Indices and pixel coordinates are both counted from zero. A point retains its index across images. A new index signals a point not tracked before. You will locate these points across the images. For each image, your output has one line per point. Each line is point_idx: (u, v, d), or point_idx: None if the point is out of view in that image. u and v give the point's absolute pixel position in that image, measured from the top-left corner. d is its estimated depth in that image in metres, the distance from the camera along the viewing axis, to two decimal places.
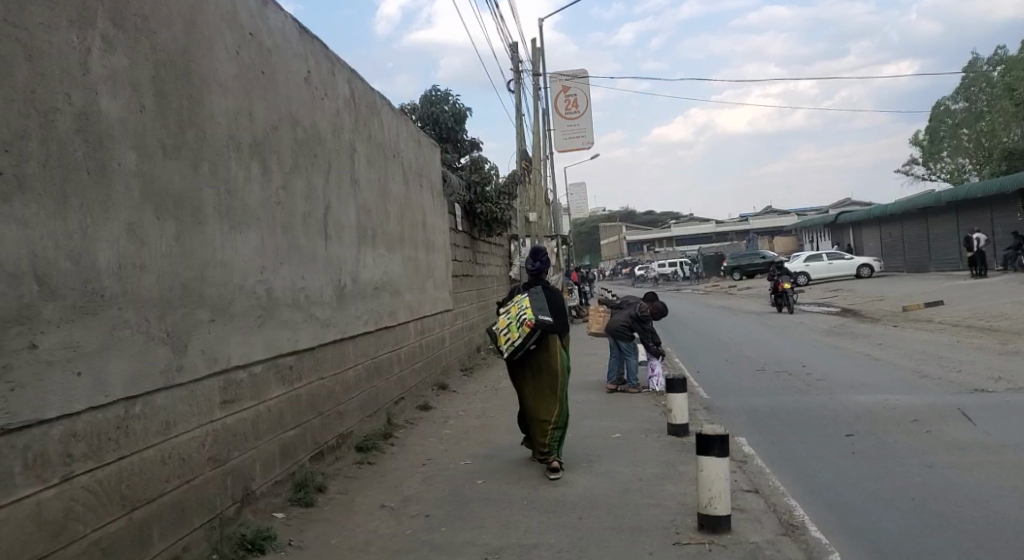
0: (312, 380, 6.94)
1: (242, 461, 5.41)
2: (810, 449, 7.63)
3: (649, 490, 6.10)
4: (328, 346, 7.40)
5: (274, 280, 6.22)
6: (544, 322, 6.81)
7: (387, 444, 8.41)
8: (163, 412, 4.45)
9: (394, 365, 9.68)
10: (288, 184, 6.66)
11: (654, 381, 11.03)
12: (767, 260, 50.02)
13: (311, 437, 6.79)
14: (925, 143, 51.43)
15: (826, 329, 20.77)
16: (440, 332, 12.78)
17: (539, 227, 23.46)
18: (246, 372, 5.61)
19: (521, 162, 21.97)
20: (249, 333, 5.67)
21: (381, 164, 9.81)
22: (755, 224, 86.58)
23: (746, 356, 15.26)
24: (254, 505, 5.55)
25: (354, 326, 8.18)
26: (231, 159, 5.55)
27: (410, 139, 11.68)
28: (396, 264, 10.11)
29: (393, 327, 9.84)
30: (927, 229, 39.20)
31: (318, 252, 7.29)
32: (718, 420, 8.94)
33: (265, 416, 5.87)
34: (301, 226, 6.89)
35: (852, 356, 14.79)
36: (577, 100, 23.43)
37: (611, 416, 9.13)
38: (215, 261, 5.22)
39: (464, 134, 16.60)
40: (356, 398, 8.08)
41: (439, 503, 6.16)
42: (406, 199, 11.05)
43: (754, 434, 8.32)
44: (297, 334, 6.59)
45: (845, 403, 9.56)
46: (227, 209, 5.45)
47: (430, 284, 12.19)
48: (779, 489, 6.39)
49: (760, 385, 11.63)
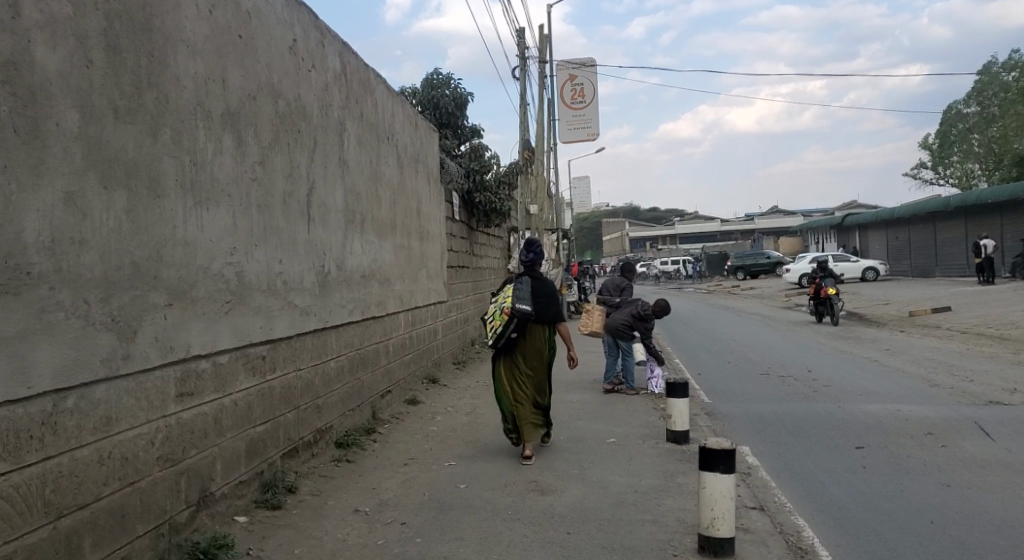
0: (288, 372, 6.45)
1: (200, 460, 4.95)
2: (819, 461, 7.14)
3: (645, 504, 5.61)
4: (308, 336, 6.91)
5: (247, 263, 5.72)
6: (522, 310, 6.80)
7: (369, 440, 7.92)
8: (104, 407, 3.99)
9: (381, 357, 9.19)
10: (267, 160, 6.18)
11: (654, 384, 10.50)
12: (771, 260, 49.47)
13: (285, 433, 6.30)
14: (934, 147, 50.78)
15: (832, 333, 20.26)
16: (433, 324, 12.29)
17: (540, 219, 22.93)
18: (210, 361, 5.13)
19: (524, 151, 21.45)
20: (215, 320, 5.18)
21: (374, 146, 9.31)
22: (760, 224, 85.92)
23: (749, 359, 14.77)
24: (213, 509, 5.09)
25: (337, 314, 7.68)
26: (200, 128, 5.08)
27: (407, 121, 11.18)
28: (386, 251, 9.62)
29: (381, 317, 9.35)
30: (935, 234, 38.63)
31: (299, 236, 6.79)
32: (720, 427, 8.45)
33: (231, 410, 5.39)
34: (281, 206, 6.41)
35: (859, 362, 14.29)
36: (583, 89, 22.89)
37: (608, 419, 8.64)
38: (177, 239, 4.76)
39: (465, 120, 16.07)
40: (337, 391, 7.59)
41: (417, 510, 5.68)
42: (400, 184, 10.55)
43: (759, 443, 7.83)
44: (271, 322, 6.11)
45: (854, 411, 9.07)
46: (193, 183, 4.99)
47: (423, 274, 11.70)
48: (785, 506, 5.91)
49: (764, 390, 11.14)
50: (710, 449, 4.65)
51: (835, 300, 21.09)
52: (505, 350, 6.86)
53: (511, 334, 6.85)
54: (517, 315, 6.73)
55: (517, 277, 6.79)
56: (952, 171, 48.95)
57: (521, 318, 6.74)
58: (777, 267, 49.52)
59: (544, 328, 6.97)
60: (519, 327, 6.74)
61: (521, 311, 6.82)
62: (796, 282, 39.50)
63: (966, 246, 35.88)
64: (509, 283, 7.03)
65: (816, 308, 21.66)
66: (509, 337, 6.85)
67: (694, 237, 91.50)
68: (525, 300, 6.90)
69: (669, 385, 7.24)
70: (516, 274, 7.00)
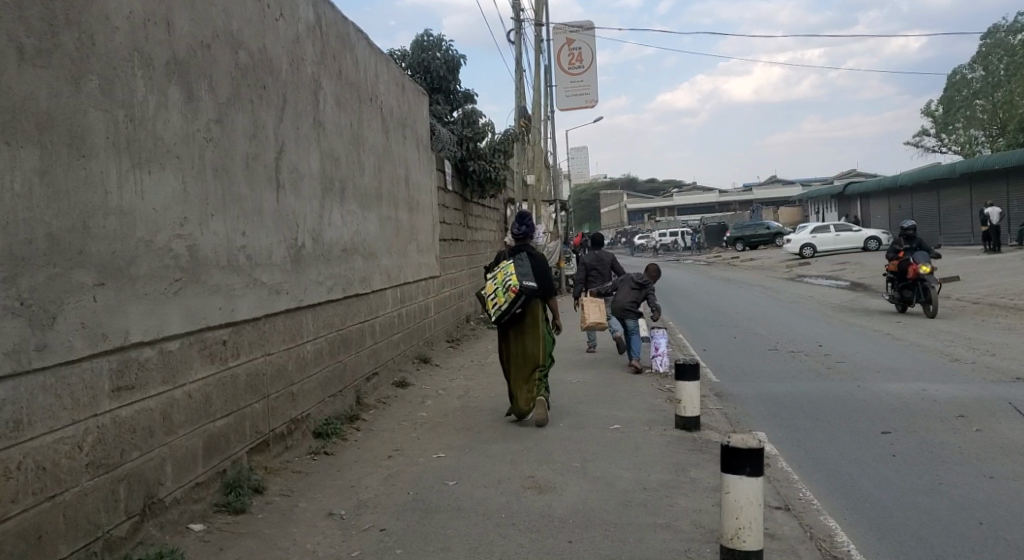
0: (255, 357, 5.78)
1: (146, 463, 4.30)
2: (842, 449, 6.51)
3: (655, 505, 4.98)
4: (279, 316, 6.23)
5: (201, 236, 5.02)
6: (528, 288, 6.99)
7: (351, 429, 7.26)
8: (11, 409, 3.33)
9: (365, 337, 8.51)
10: (227, 118, 5.47)
11: (658, 362, 9.83)
12: (772, 231, 48.80)
13: (251, 426, 5.63)
14: (938, 114, 49.79)
15: (839, 305, 19.58)
16: (424, 301, 11.61)
17: (537, 190, 22.17)
18: (156, 349, 4.46)
19: (520, 118, 20.63)
20: (160, 303, 4.50)
21: (355, 107, 8.56)
22: (758, 194, 85.01)
23: (756, 334, 14.16)
24: (163, 518, 4.44)
25: (313, 292, 6.99)
26: (138, 78, 4.35)
27: (392, 83, 10.40)
28: (369, 223, 8.91)
29: (366, 295, 8.65)
30: (940, 202, 37.87)
31: (266, 205, 6.08)
32: (732, 410, 7.83)
33: (183, 404, 4.72)
34: (243, 172, 5.70)
35: (872, 336, 13.64)
36: (581, 54, 22.03)
37: (611, 403, 7.99)
38: (109, 207, 4.05)
39: (458, 85, 15.28)
40: (315, 376, 6.93)
41: (399, 513, 5.05)
42: (385, 149, 9.80)
43: (776, 428, 7.21)
44: (233, 302, 5.41)
45: (876, 391, 8.44)
46: (132, 141, 4.28)
47: (412, 247, 10.99)
48: (812, 504, 5.29)
49: (775, 367, 10.52)
50: (741, 453, 3.99)
51: (930, 283, 15.31)
52: (510, 326, 7.07)
53: (515, 310, 7.05)
54: (526, 293, 6.91)
55: (521, 255, 6.98)
56: (956, 138, 48.00)
57: (528, 295, 6.93)
58: (778, 238, 48.80)
59: (544, 302, 7.22)
60: (526, 304, 6.93)
61: (526, 288, 7.03)
62: (797, 253, 38.82)
63: (971, 214, 35.18)
64: (508, 261, 7.22)
65: (900, 292, 15.90)
66: (515, 314, 7.05)
67: (693, 207, 90.64)
68: (526, 277, 7.10)
69: (679, 366, 6.61)
70: (516, 251, 7.18)
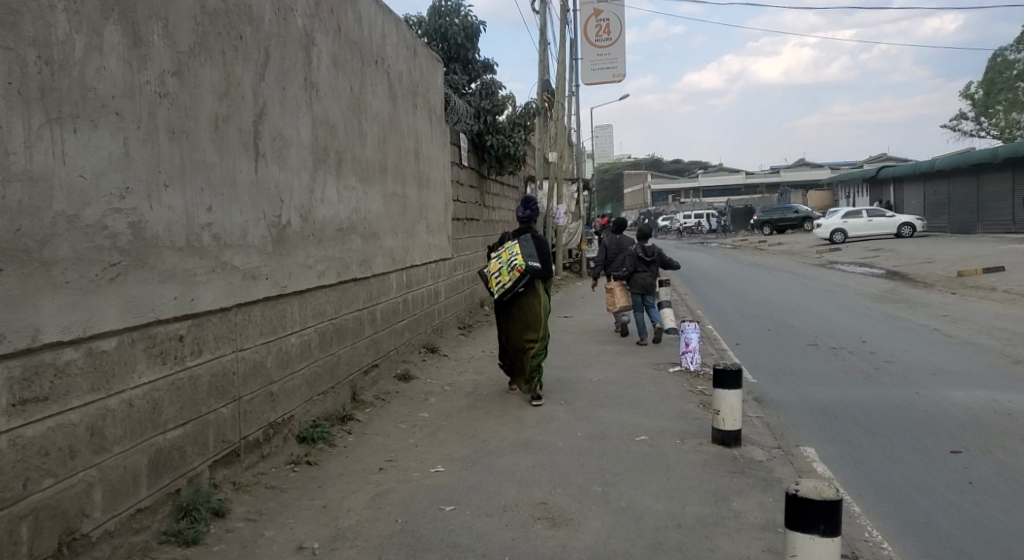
0: (225, 353, 4.92)
1: (65, 491, 3.48)
2: (909, 474, 5.60)
3: (693, 549, 4.13)
4: (256, 306, 5.37)
5: (151, 211, 4.16)
6: (533, 268, 7.14)
7: (342, 432, 6.41)
8: None
9: (364, 327, 7.65)
10: (191, 71, 4.60)
11: (689, 360, 8.93)
12: (801, 215, 47.47)
13: (216, 436, 4.79)
14: (977, 97, 47.95)
15: (876, 294, 18.54)
16: (433, 285, 10.75)
17: (559, 168, 21.20)
18: (82, 350, 3.61)
19: (543, 92, 19.62)
20: (88, 293, 3.65)
21: (356, 69, 7.64)
22: (786, 176, 83.22)
23: (792, 326, 13.25)
24: (88, 557, 3.63)
25: (301, 277, 6.13)
26: (58, 11, 3.48)
27: (402, 46, 9.47)
28: (371, 200, 8.02)
29: (366, 279, 7.79)
30: (979, 188, 36.41)
31: (241, 177, 5.20)
32: (775, 420, 6.93)
33: (122, 415, 3.87)
34: (211, 135, 4.82)
35: (918, 331, 12.66)
36: (609, 25, 20.90)
37: (636, 407, 7.12)
38: (11, 171, 3.23)
39: (476, 53, 14.31)
40: (301, 372, 6.08)
41: (383, 549, 4.20)
42: (392, 119, 8.90)
43: (827, 443, 6.28)
44: (193, 291, 4.55)
45: (937, 399, 7.50)
46: (48, 91, 3.42)
47: (421, 227, 10.12)
48: (883, 550, 4.39)
49: (817, 366, 9.63)
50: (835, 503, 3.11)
51: None
52: (511, 304, 7.20)
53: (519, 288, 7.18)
54: (532, 273, 7.06)
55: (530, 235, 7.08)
56: (995, 122, 46.23)
57: (534, 274, 7.09)
58: (806, 222, 47.45)
59: (546, 283, 7.36)
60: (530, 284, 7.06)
61: (530, 268, 7.15)
62: (826, 238, 37.57)
63: (1012, 201, 33.77)
64: (513, 241, 7.33)
65: None
66: (518, 292, 7.17)
67: (718, 189, 89.06)
68: (531, 257, 7.23)
69: (720, 373, 5.88)
70: (521, 232, 7.32)
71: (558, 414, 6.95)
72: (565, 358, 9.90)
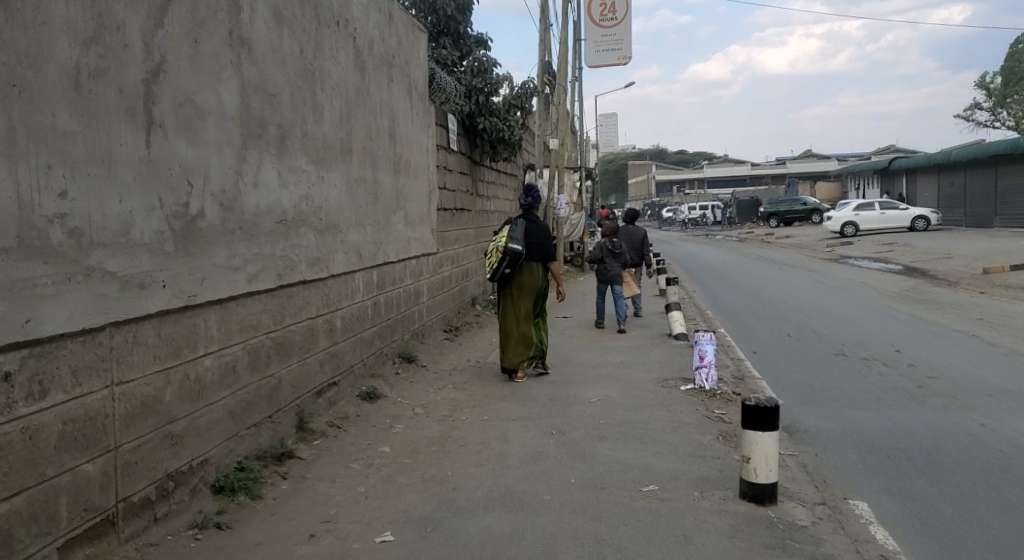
0: (93, 390, 3.66)
1: None
2: (1000, 543, 4.31)
3: None
4: (150, 324, 4.10)
5: None
6: (514, 250, 7.45)
7: (276, 475, 5.13)
8: None
9: (317, 338, 6.37)
10: (27, 2, 3.28)
11: (704, 377, 7.63)
12: (809, 207, 46.10)
13: (75, 504, 3.52)
14: (995, 85, 46.25)
15: (898, 292, 17.19)
16: (413, 284, 9.46)
17: (561, 156, 19.91)
18: None
19: (544, 74, 18.25)
20: None
21: (308, 27, 6.31)
22: (792, 168, 81.62)
23: (809, 329, 12.08)
24: None
25: (222, 283, 4.83)
26: None
27: (374, 7, 8.13)
28: (329, 186, 6.73)
29: (322, 280, 6.50)
30: (997, 181, 34.98)
31: (123, 151, 3.91)
32: (814, 461, 5.63)
33: None
34: (67, 92, 3.52)
35: (953, 336, 11.40)
36: (615, 4, 19.47)
37: (643, 441, 5.84)
38: None
39: (468, 27, 12.99)
40: (221, 404, 4.80)
41: None
42: (358, 91, 7.58)
43: (885, 496, 4.98)
44: (30, 307, 3.28)
45: (1006, 432, 6.23)
46: None
47: (398, 219, 8.82)
48: None
49: (850, 381, 8.39)
50: None
51: None
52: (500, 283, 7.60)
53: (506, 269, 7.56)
54: (509, 254, 7.39)
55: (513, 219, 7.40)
56: (1012, 113, 44.62)
57: (511, 256, 7.39)
58: (815, 215, 46.05)
59: (536, 266, 7.62)
60: (509, 265, 7.39)
61: (514, 250, 7.50)
62: (836, 232, 36.18)
63: None
64: (506, 226, 7.73)
65: None
66: (504, 273, 7.56)
67: (724, 180, 87.52)
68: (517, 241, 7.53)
69: (751, 410, 4.62)
70: (513, 217, 7.64)
71: (548, 450, 5.67)
72: (560, 370, 8.61)
